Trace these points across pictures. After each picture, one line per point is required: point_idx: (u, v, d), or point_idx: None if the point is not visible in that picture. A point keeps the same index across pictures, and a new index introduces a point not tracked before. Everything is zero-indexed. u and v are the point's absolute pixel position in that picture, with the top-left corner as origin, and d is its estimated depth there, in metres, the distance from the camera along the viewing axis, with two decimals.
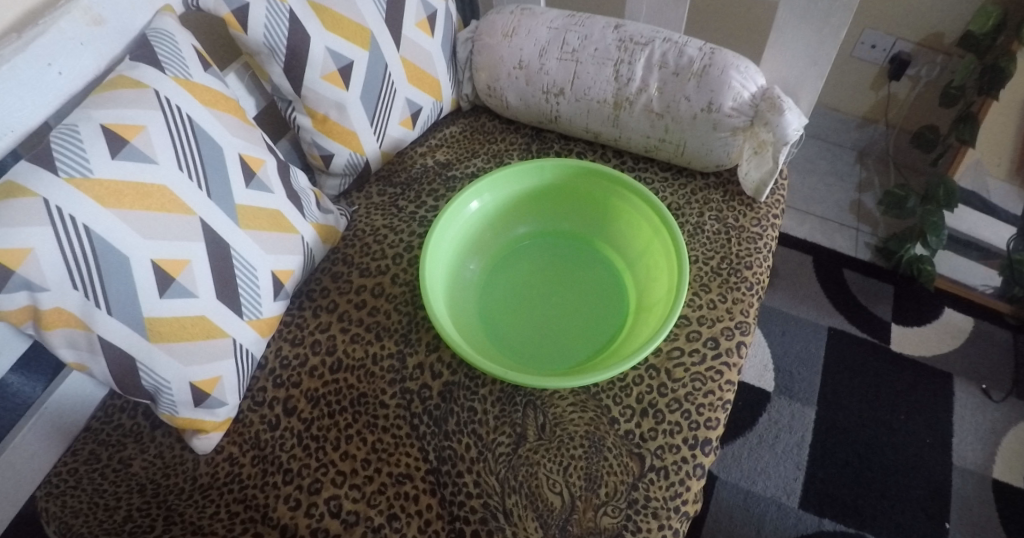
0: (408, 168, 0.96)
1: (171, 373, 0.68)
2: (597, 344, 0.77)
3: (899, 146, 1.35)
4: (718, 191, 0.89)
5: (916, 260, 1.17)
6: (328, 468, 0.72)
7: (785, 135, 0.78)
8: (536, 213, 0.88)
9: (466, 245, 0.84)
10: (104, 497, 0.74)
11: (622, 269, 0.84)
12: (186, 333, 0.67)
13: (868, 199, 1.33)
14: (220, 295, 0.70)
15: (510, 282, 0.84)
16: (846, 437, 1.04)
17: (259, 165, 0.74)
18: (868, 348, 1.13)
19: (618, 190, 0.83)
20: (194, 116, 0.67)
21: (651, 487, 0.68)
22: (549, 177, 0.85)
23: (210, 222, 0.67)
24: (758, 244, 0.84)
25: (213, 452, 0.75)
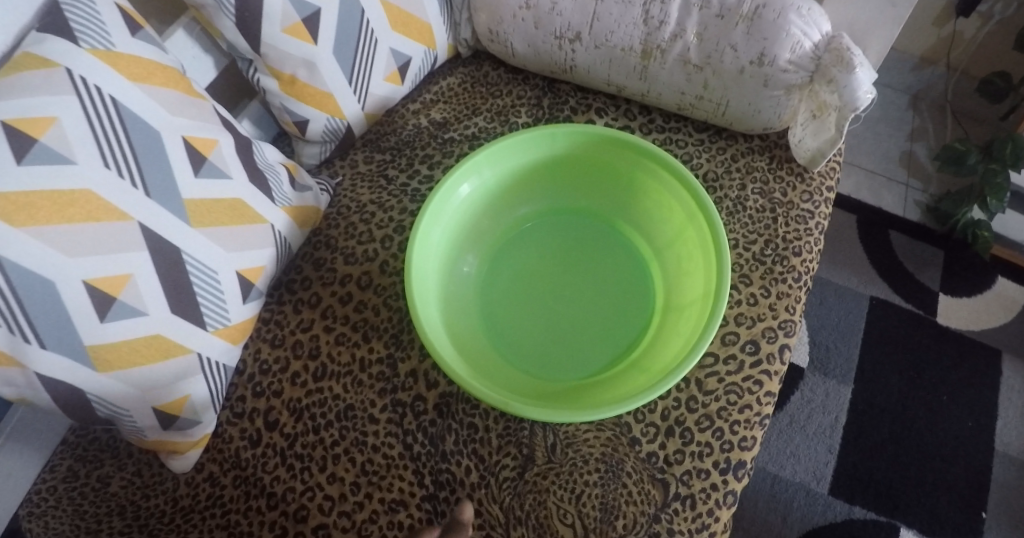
0: (398, 130, 0.82)
1: (128, 401, 0.59)
2: (618, 347, 0.69)
3: (960, 90, 1.18)
4: (763, 157, 0.75)
5: (973, 224, 1.04)
6: (314, 493, 0.64)
7: (854, 98, 0.63)
8: (549, 186, 0.77)
9: (467, 227, 0.75)
10: (85, 520, 0.67)
11: (650, 256, 0.75)
12: (138, 357, 0.58)
13: (920, 150, 1.18)
14: (176, 308, 0.60)
15: (519, 271, 0.75)
16: (883, 419, 0.96)
17: (210, 148, 0.61)
18: (911, 322, 1.03)
19: (646, 164, 0.71)
20: (118, 96, 0.55)
21: (675, 519, 0.60)
22: (564, 147, 0.73)
23: (153, 227, 0.56)
24: (809, 225, 0.72)
25: (192, 471, 0.68)
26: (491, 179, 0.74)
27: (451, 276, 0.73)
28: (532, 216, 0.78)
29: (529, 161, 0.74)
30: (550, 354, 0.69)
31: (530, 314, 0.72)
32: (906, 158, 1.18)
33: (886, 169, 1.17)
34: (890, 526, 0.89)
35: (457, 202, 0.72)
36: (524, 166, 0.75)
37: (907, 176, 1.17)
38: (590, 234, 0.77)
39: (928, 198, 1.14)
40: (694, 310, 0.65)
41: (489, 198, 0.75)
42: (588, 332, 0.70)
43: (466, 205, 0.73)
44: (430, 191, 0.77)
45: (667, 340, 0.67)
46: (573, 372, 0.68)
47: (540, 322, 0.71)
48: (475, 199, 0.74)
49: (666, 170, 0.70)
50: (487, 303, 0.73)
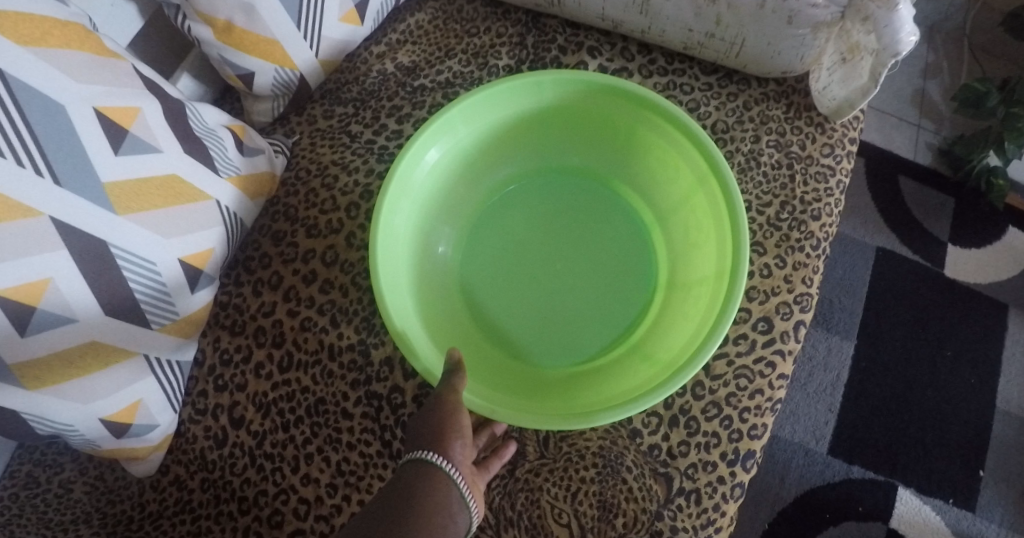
0: (361, 79, 0.71)
1: (68, 415, 0.52)
2: (617, 325, 0.66)
3: (980, 20, 1.06)
4: (779, 104, 0.66)
5: (987, 171, 0.98)
6: (288, 496, 0.59)
7: (896, 42, 0.53)
8: (535, 141, 0.70)
9: (445, 194, 0.68)
10: (50, 529, 0.61)
11: (651, 219, 0.69)
12: (72, 368, 0.51)
13: (932, 89, 1.08)
14: (112, 310, 0.52)
15: (508, 241, 0.70)
16: (886, 375, 0.92)
17: (132, 119, 0.51)
18: (918, 273, 0.98)
19: (646, 118, 0.63)
20: (6, 64, 0.44)
21: (679, 516, 0.56)
22: (552, 99, 0.65)
23: (71, 221, 0.47)
24: (829, 183, 0.64)
25: (157, 474, 0.62)
26: (468, 139, 0.66)
27: (431, 252, 0.68)
28: (519, 175, 0.72)
29: (511, 115, 0.66)
30: (545, 336, 0.66)
31: (521, 291, 0.68)
32: (919, 97, 1.07)
33: (897, 110, 1.07)
34: (887, 485, 0.88)
35: (429, 168, 0.65)
36: (506, 121, 0.67)
37: (919, 115, 1.07)
38: (584, 196, 0.71)
39: (941, 141, 1.05)
40: (701, 288, 0.61)
41: (468, 159, 0.68)
42: (585, 310, 0.66)
43: (441, 170, 0.66)
44: (400, 149, 0.68)
45: (673, 320, 0.63)
46: (570, 355, 0.65)
47: (532, 301, 0.67)
48: (452, 163, 0.67)
49: (670, 125, 0.62)
50: (475, 279, 0.68)
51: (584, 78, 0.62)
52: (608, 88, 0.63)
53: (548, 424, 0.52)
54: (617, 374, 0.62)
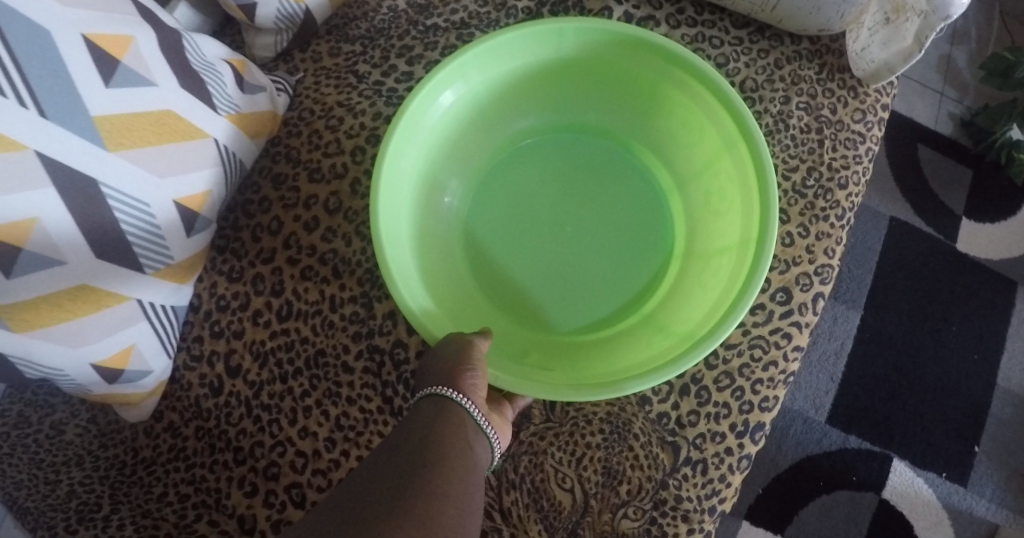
0: (371, 14, 0.67)
1: (58, 358, 0.50)
2: (627, 292, 0.64)
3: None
4: (812, 64, 0.62)
5: (1010, 145, 0.95)
6: (285, 449, 0.58)
7: (947, 4, 0.48)
8: (552, 93, 0.66)
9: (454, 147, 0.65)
10: (43, 470, 0.61)
11: (671, 184, 0.66)
12: (61, 310, 0.49)
13: (956, 58, 1.04)
14: (102, 252, 0.49)
15: (519, 200, 0.67)
16: (890, 349, 0.92)
17: (124, 48, 0.47)
18: (931, 245, 0.96)
19: (673, 77, 0.60)
20: None
21: (684, 485, 0.55)
22: (574, 50, 0.61)
23: (57, 157, 0.44)
24: (859, 150, 0.61)
25: (151, 420, 0.62)
26: (480, 87, 0.62)
27: (437, 204, 0.65)
28: (531, 130, 0.68)
29: (529, 66, 0.62)
30: (554, 300, 0.64)
31: (530, 253, 0.65)
32: (944, 63, 1.03)
33: (921, 75, 1.02)
34: (882, 456, 0.89)
35: (438, 114, 0.61)
36: (522, 71, 0.63)
37: (942, 83, 1.03)
38: (601, 156, 0.68)
39: (962, 111, 1.02)
40: (721, 259, 0.59)
41: (480, 110, 0.65)
42: (597, 277, 0.65)
43: (451, 118, 0.63)
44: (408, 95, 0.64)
45: (689, 291, 0.61)
46: (580, 318, 0.64)
47: (542, 265, 0.65)
48: (462, 112, 0.63)
49: (698, 83, 0.58)
50: (484, 237, 0.66)
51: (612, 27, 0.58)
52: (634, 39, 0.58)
53: (560, 391, 0.50)
54: (628, 345, 0.61)
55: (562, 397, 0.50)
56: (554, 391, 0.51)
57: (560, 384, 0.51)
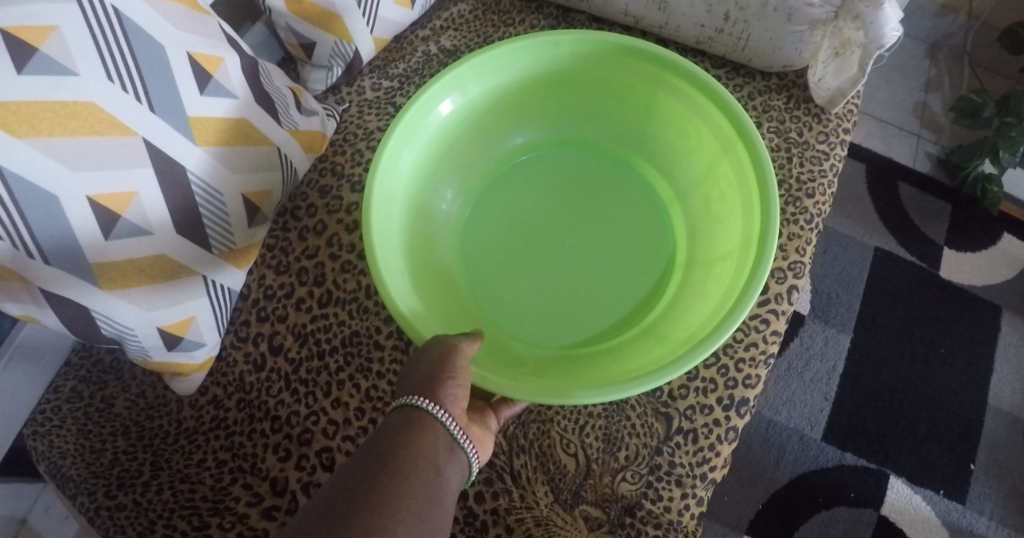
0: (407, 57, 0.80)
1: (134, 320, 0.58)
2: (634, 294, 0.71)
3: (981, 39, 1.17)
4: (780, 95, 0.73)
5: (984, 179, 1.05)
6: (318, 417, 0.65)
7: (880, 36, 0.60)
8: (549, 110, 0.78)
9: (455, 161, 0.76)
10: (90, 439, 0.68)
11: (670, 194, 0.76)
12: (142, 275, 0.58)
13: (933, 101, 1.18)
14: (182, 229, 0.59)
15: (524, 214, 0.76)
16: (880, 369, 0.98)
17: (215, 66, 0.59)
18: (914, 273, 1.04)
19: (666, 85, 0.72)
20: (120, 5, 0.52)
21: (676, 452, 0.61)
22: (573, 66, 0.73)
23: (157, 145, 0.55)
24: (824, 166, 0.70)
25: (196, 394, 0.69)
26: (476, 101, 0.74)
27: (436, 225, 0.74)
28: (528, 146, 0.80)
29: (528, 83, 0.75)
30: (562, 309, 0.71)
31: (541, 263, 0.73)
32: (920, 108, 1.18)
33: (898, 120, 1.17)
34: (879, 473, 0.92)
35: (434, 122, 0.72)
36: (522, 85, 0.75)
37: (919, 127, 1.17)
38: (600, 170, 0.78)
39: (940, 150, 1.14)
40: (724, 263, 0.66)
41: (481, 126, 0.76)
42: (607, 280, 0.72)
43: (449, 125, 0.74)
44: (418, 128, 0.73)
45: (695, 291, 0.68)
46: (585, 328, 0.70)
47: (554, 273, 0.72)
48: (461, 127, 0.75)
49: (689, 86, 0.70)
50: (488, 256, 0.74)
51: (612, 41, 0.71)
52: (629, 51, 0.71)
53: (542, 395, 0.55)
54: (630, 348, 0.66)
55: (547, 402, 0.54)
56: (538, 393, 0.55)
57: (541, 388, 0.55)
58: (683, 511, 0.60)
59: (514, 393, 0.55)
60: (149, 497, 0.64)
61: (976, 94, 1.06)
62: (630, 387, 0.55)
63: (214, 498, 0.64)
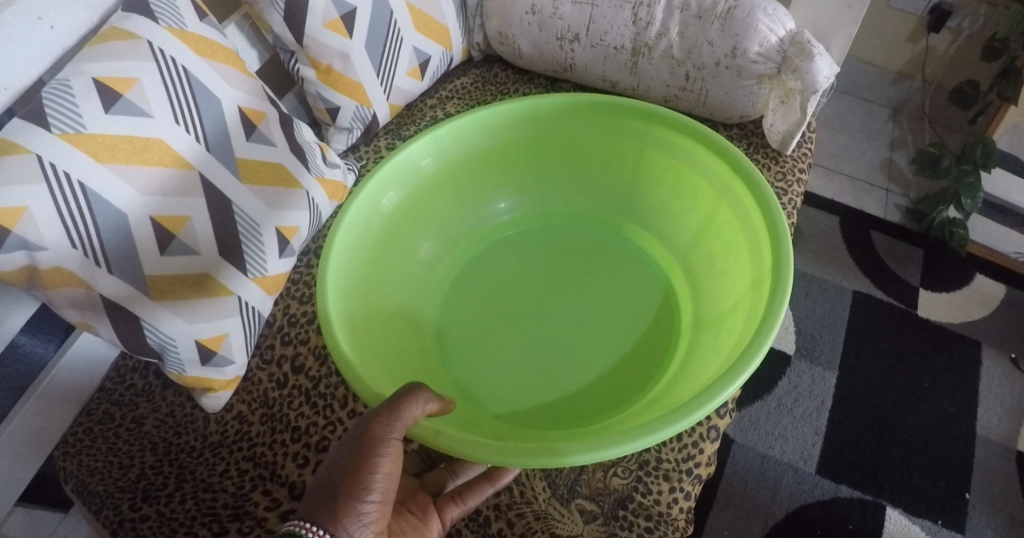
0: (418, 121, 0.92)
1: (176, 330, 0.66)
2: (643, 352, 0.75)
3: (936, 101, 1.40)
4: (741, 143, 0.84)
5: (949, 223, 1.17)
6: (335, 426, 0.71)
7: (814, 82, 0.72)
8: (539, 181, 0.90)
9: (435, 245, 0.86)
10: (119, 456, 0.73)
11: (666, 257, 0.84)
12: (185, 290, 0.66)
13: (899, 158, 1.36)
14: (224, 252, 0.68)
15: (522, 286, 0.83)
16: (867, 403, 1.02)
17: (260, 118, 0.72)
18: (892, 312, 1.12)
19: (648, 142, 0.83)
20: (189, 66, 0.65)
21: (663, 448, 0.66)
22: (561, 135, 0.86)
23: (210, 178, 0.66)
24: (783, 200, 0.80)
25: (222, 411, 0.75)
26: (462, 163, 0.85)
27: (410, 278, 0.82)
28: (519, 218, 0.90)
29: (518, 153, 0.87)
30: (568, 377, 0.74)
31: (543, 327, 0.78)
32: (889, 164, 1.35)
33: (869, 177, 1.33)
34: (875, 504, 0.94)
35: (416, 174, 0.82)
36: (514, 148, 0.87)
37: (888, 181, 1.33)
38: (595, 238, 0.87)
39: (907, 201, 1.29)
40: (739, 310, 0.69)
41: (470, 200, 0.88)
42: (618, 341, 0.77)
43: (431, 183, 0.84)
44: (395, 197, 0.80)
45: (709, 342, 0.71)
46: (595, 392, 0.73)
47: (562, 339, 0.77)
48: (450, 201, 0.86)
49: (676, 138, 0.80)
50: (475, 328, 0.80)
51: (598, 101, 0.82)
52: (609, 109, 0.83)
53: (520, 456, 0.54)
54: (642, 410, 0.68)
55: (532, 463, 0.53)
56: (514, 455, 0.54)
57: (514, 447, 0.54)
58: (672, 504, 0.63)
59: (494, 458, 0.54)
60: (171, 507, 0.68)
61: (934, 147, 1.23)
62: (614, 446, 0.53)
63: (235, 504, 0.68)
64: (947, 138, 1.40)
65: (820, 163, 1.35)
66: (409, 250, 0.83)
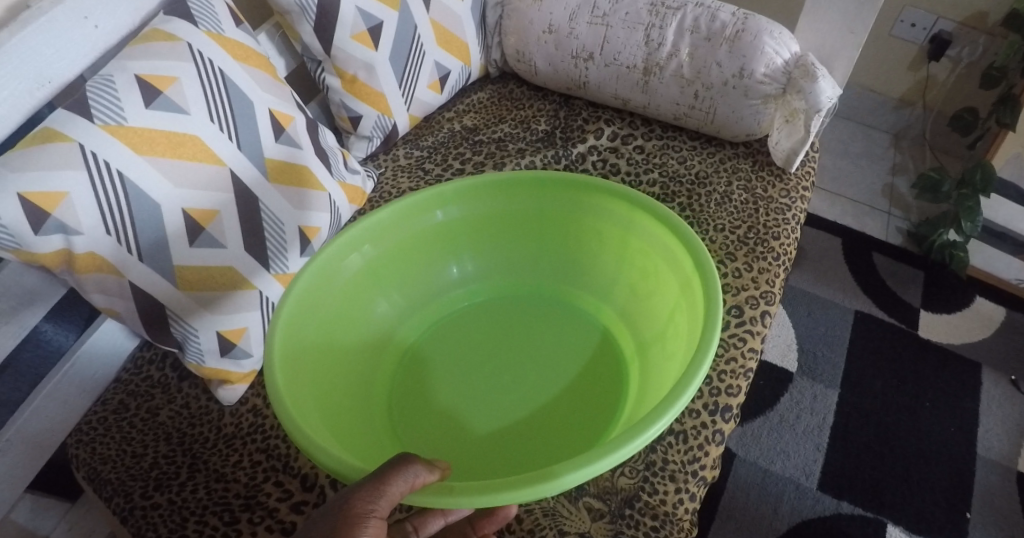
0: (436, 132, 0.96)
1: (199, 321, 0.69)
2: (597, 402, 0.69)
3: (936, 127, 1.44)
4: (747, 160, 0.88)
5: (949, 245, 1.20)
6: None
7: (818, 102, 0.76)
8: (474, 250, 0.81)
9: (377, 333, 0.76)
10: (132, 445, 0.74)
11: (597, 304, 0.78)
12: (210, 281, 0.68)
13: (899, 184, 1.40)
14: (249, 247, 0.71)
15: (481, 359, 0.75)
16: (868, 421, 1.04)
17: (288, 122, 0.75)
18: (893, 332, 1.14)
19: (573, 202, 0.77)
20: (225, 69, 0.69)
21: (669, 450, 0.67)
22: (487, 208, 0.79)
23: (240, 175, 0.69)
24: (787, 215, 0.82)
25: (237, 404, 0.77)
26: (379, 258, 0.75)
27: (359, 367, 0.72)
28: (440, 288, 0.81)
29: (456, 225, 0.80)
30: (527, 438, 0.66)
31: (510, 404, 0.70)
32: (889, 190, 1.39)
33: (871, 201, 1.36)
34: (877, 522, 0.94)
35: (340, 282, 0.71)
36: (423, 237, 0.78)
37: (890, 205, 1.36)
38: (550, 310, 0.79)
39: (908, 225, 1.32)
40: (678, 316, 0.67)
41: (406, 282, 0.79)
42: (570, 409, 0.69)
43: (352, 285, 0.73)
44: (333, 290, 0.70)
45: (655, 364, 0.68)
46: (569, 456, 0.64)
47: (527, 406, 0.69)
48: (383, 285, 0.77)
49: (609, 200, 0.75)
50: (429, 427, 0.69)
51: (504, 178, 0.77)
52: (505, 184, 0.77)
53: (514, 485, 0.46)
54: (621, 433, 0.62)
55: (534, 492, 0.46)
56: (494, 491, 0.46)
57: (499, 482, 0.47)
58: (677, 504, 0.65)
59: (469, 501, 0.47)
60: (183, 496, 0.69)
61: (934, 172, 1.27)
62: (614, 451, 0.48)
63: (247, 494, 0.69)
64: (947, 163, 1.44)
65: (822, 187, 1.39)
66: (358, 351, 0.73)
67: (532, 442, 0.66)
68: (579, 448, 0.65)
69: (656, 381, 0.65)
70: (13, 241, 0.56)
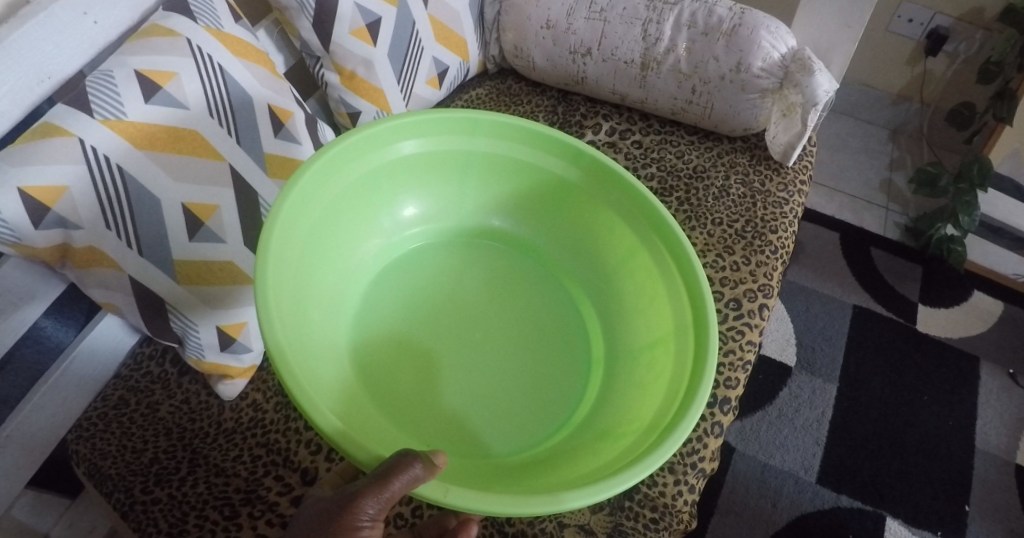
0: None
1: (199, 315, 0.69)
2: (561, 385, 0.66)
3: (934, 122, 1.45)
4: (745, 155, 0.88)
5: (946, 240, 1.20)
6: None
7: (814, 96, 0.77)
8: (482, 191, 0.78)
9: (359, 237, 0.72)
10: (132, 440, 0.74)
11: (576, 280, 0.75)
12: (210, 276, 0.69)
13: (897, 179, 1.40)
14: (248, 242, 0.71)
15: (460, 303, 0.71)
16: (868, 415, 1.04)
17: (288, 117, 0.75)
18: (892, 326, 1.15)
19: (601, 187, 0.73)
20: (224, 64, 0.70)
21: None
22: (516, 154, 0.75)
23: (239, 170, 0.70)
24: (785, 209, 0.83)
25: (237, 399, 0.78)
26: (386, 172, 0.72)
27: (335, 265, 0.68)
28: (431, 219, 0.77)
29: (483, 167, 0.77)
30: (477, 406, 0.63)
31: (478, 360, 0.66)
32: (887, 185, 1.39)
33: (869, 196, 1.37)
34: (876, 515, 0.95)
35: (339, 191, 0.68)
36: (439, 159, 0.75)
37: (887, 200, 1.37)
38: (529, 268, 0.76)
39: (906, 220, 1.32)
40: (663, 346, 0.65)
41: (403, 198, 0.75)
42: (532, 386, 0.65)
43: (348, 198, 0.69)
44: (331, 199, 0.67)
45: (628, 381, 0.65)
46: (513, 439, 0.61)
47: (495, 366, 0.66)
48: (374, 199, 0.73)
49: (630, 195, 0.71)
50: (389, 351, 0.65)
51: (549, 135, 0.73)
52: (546, 141, 0.74)
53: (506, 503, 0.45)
54: (570, 445, 0.60)
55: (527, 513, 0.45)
56: (502, 503, 0.45)
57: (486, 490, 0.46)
58: (677, 496, 0.65)
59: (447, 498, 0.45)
60: (183, 491, 0.69)
61: (932, 166, 1.27)
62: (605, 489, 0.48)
63: (247, 489, 0.70)
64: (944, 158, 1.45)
65: (820, 182, 1.39)
66: (339, 255, 0.69)
67: (491, 408, 0.63)
68: (519, 434, 0.62)
69: (626, 408, 0.62)
70: (12, 235, 0.55)
